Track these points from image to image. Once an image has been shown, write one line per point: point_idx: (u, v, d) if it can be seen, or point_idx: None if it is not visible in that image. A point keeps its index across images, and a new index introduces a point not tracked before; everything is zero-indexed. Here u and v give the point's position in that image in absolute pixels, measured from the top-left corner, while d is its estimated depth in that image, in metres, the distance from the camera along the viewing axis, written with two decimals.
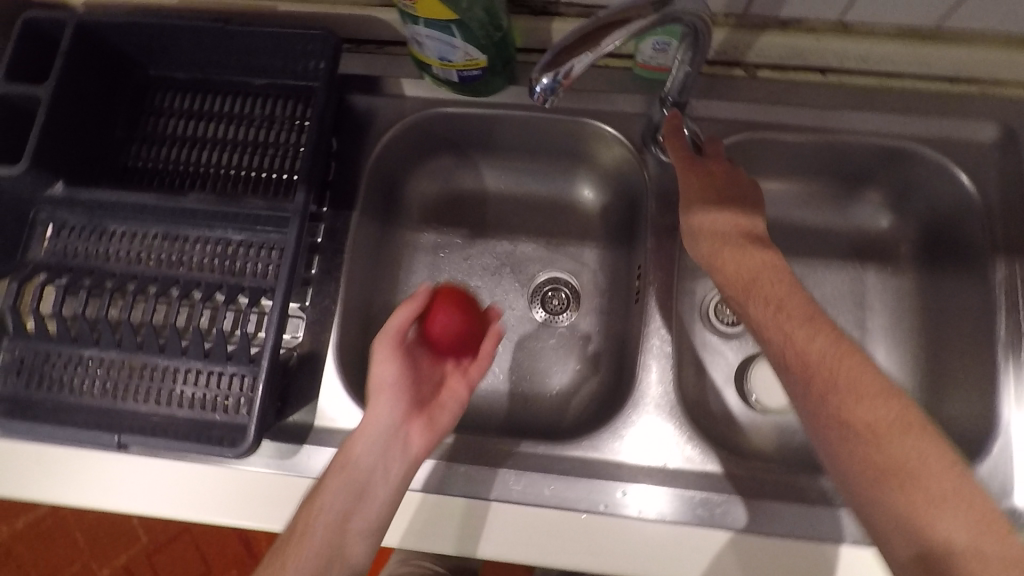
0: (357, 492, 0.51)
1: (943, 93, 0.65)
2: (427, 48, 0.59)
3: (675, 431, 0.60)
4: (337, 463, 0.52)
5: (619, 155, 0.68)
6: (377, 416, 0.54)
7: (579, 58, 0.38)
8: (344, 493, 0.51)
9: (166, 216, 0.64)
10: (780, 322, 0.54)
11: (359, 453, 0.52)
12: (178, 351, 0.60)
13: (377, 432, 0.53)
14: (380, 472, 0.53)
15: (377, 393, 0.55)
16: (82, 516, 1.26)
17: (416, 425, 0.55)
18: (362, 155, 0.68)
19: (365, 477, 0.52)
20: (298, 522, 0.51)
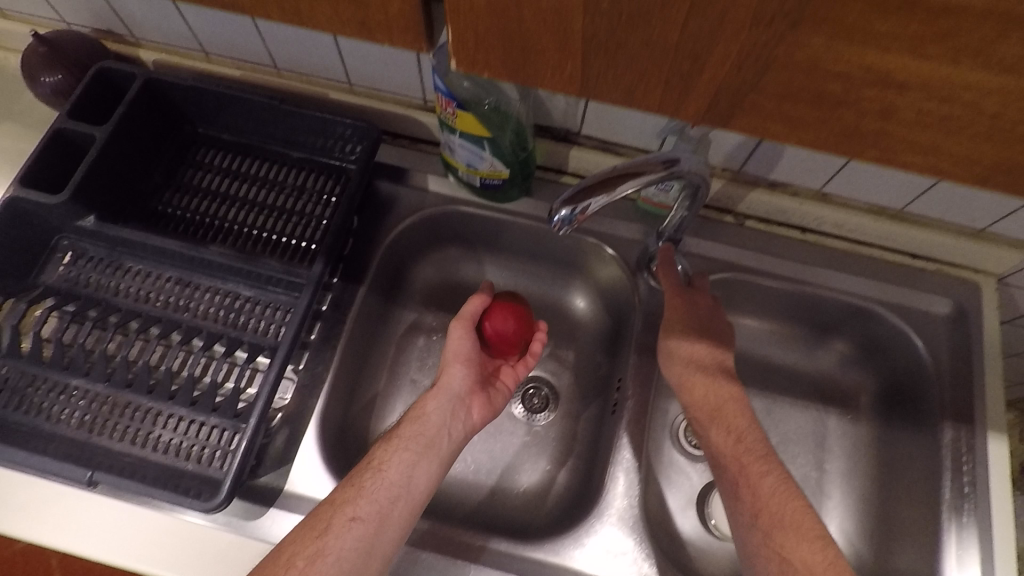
0: (428, 441, 0.60)
1: (906, 265, 0.72)
2: (457, 154, 0.66)
3: (634, 547, 0.61)
4: (412, 415, 0.62)
5: (613, 274, 0.74)
6: (450, 380, 0.65)
7: (595, 198, 0.45)
8: (418, 441, 0.60)
9: (183, 263, 0.67)
10: (737, 452, 0.59)
11: (433, 407, 0.62)
12: (167, 394, 0.61)
13: (451, 392, 0.64)
14: (447, 426, 0.63)
15: (452, 361, 0.66)
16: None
17: (477, 399, 0.66)
18: (379, 235, 0.73)
19: (436, 430, 0.61)
20: (378, 454, 0.59)
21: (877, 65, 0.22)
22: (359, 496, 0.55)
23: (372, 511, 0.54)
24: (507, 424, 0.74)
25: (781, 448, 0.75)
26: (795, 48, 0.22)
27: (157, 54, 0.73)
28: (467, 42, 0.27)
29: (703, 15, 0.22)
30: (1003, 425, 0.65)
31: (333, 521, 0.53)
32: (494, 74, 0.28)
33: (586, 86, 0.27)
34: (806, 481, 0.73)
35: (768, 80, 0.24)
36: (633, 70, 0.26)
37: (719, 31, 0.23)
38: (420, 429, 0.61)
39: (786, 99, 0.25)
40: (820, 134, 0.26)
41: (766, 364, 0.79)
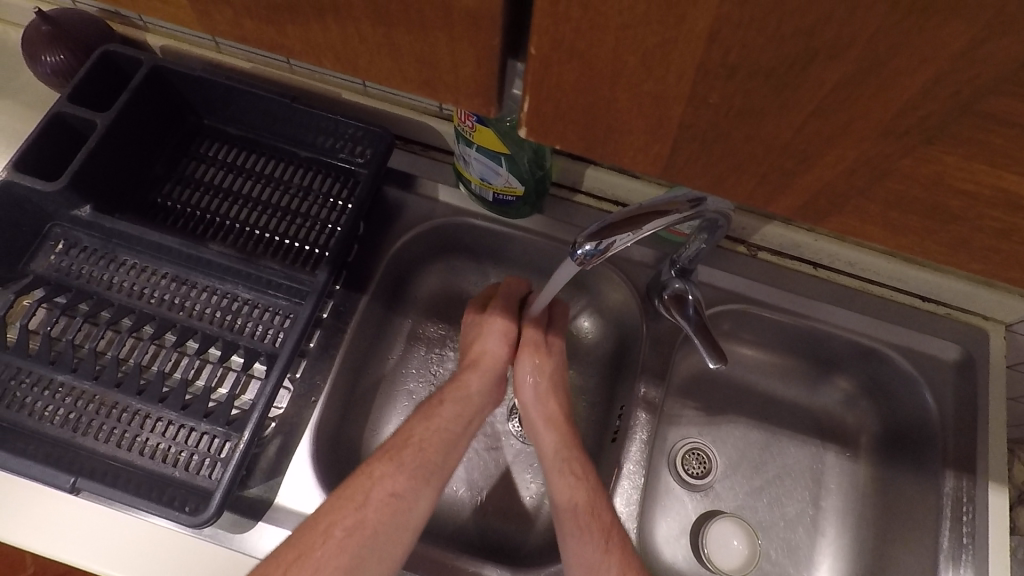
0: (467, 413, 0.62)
1: (916, 308, 0.71)
2: (471, 167, 0.64)
3: None
4: (454, 387, 0.63)
5: (620, 296, 0.72)
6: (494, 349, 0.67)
7: (621, 236, 0.44)
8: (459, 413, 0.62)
9: (181, 260, 0.64)
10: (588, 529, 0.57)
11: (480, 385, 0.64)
12: (157, 397, 0.59)
13: (491, 369, 0.66)
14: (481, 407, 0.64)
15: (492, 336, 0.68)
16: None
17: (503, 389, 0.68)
18: (384, 243, 0.71)
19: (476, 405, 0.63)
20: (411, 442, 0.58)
21: (1011, 188, 0.21)
22: (397, 471, 0.55)
23: (406, 486, 0.55)
24: (505, 441, 0.72)
25: (776, 482, 0.75)
26: (926, 161, 0.21)
27: (163, 39, 0.70)
28: (546, 112, 0.25)
29: (832, 117, 0.21)
30: (1004, 476, 0.64)
31: (371, 496, 0.53)
32: (569, 144, 0.27)
33: (670, 167, 0.26)
34: (800, 517, 0.74)
35: (879, 187, 0.23)
36: (733, 163, 0.24)
37: (840, 134, 0.22)
38: (462, 406, 0.62)
39: (896, 206, 0.24)
40: (922, 242, 0.25)
41: (766, 396, 0.78)
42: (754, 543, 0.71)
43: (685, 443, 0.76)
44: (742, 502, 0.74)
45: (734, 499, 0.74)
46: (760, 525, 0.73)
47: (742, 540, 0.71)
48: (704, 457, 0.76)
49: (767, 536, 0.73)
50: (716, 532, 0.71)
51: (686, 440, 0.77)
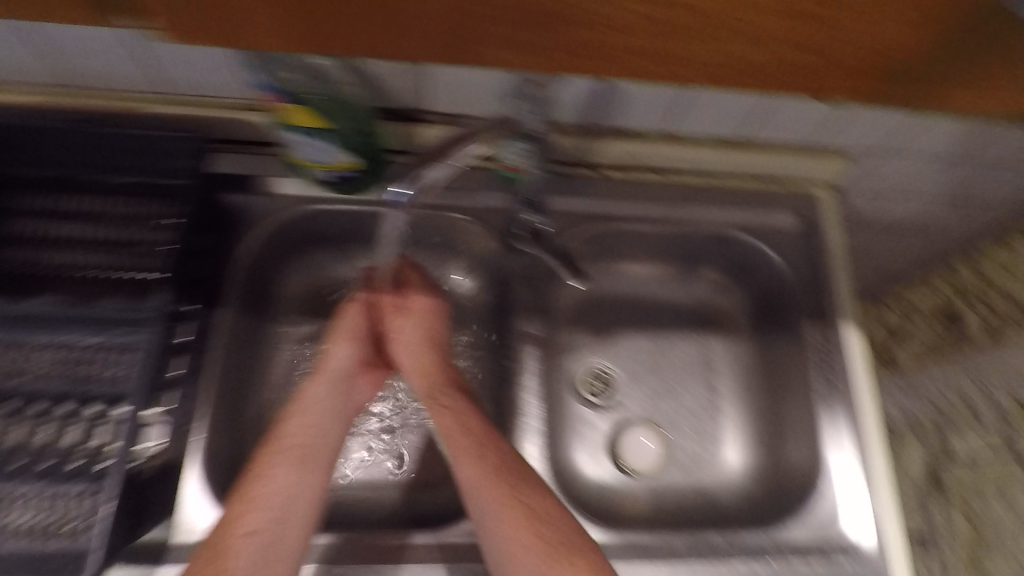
0: (317, 427, 0.60)
1: (753, 187, 0.76)
2: (299, 150, 0.62)
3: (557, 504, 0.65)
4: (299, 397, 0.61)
5: (485, 244, 0.73)
6: (335, 360, 0.64)
7: (434, 161, 0.49)
8: (304, 427, 0.59)
9: (7, 323, 0.59)
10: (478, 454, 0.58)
11: (320, 390, 0.62)
12: (11, 473, 0.54)
13: (338, 373, 0.64)
14: (342, 410, 0.62)
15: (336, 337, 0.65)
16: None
17: (365, 375, 0.66)
18: (234, 252, 0.68)
19: (324, 417, 0.60)
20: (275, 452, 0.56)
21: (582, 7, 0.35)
22: (255, 503, 0.54)
23: (271, 511, 0.53)
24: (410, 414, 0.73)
25: (674, 380, 0.80)
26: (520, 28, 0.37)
27: None
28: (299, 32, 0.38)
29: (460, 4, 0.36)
30: (854, 317, 0.72)
31: (229, 544, 0.51)
32: (321, 29, 0.37)
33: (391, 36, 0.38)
34: (702, 405, 0.79)
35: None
36: (428, 16, 0.37)
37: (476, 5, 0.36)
38: (308, 417, 0.59)
39: (575, 23, 0.36)
40: (617, 43, 0.38)
41: (649, 304, 0.83)
42: (663, 438, 0.77)
43: (585, 369, 0.79)
44: (648, 406, 0.78)
45: (641, 406, 0.79)
46: (669, 422, 0.78)
47: (652, 437, 0.77)
48: (606, 376, 0.79)
49: (677, 430, 0.78)
50: (627, 438, 0.76)
51: (585, 365, 0.80)
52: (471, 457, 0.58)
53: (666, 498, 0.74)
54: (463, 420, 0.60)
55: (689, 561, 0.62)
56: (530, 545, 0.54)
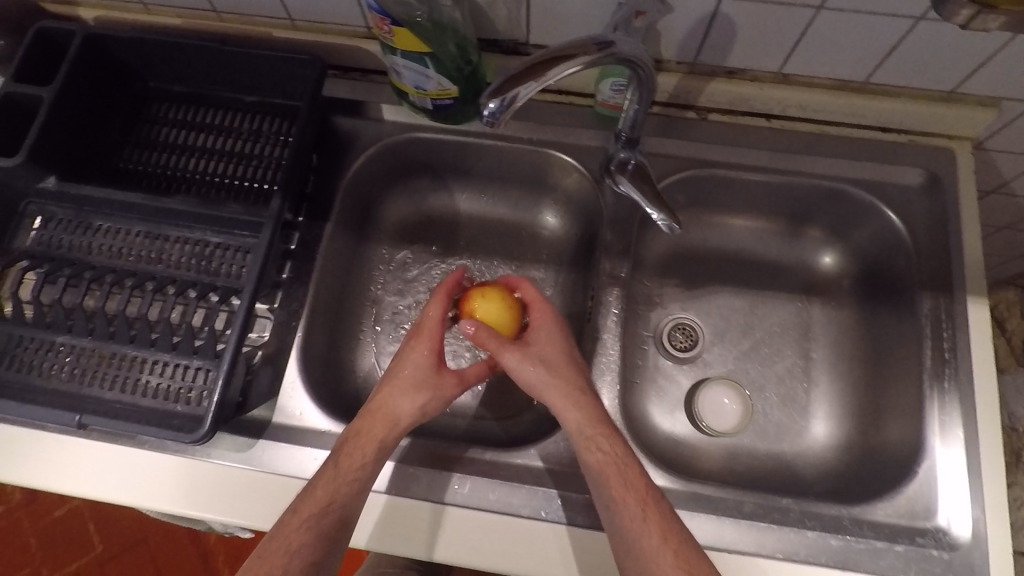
0: (379, 456, 0.57)
1: (876, 141, 0.70)
2: (404, 77, 0.66)
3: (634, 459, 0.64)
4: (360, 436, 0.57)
5: (578, 183, 0.73)
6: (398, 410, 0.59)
7: (524, 87, 0.48)
8: (364, 458, 0.56)
9: (151, 216, 0.67)
10: (635, 512, 0.54)
11: (385, 437, 0.58)
12: (148, 343, 0.63)
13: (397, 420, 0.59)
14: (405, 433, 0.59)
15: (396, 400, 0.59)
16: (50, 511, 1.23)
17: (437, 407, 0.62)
18: (341, 172, 0.73)
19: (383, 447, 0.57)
20: (320, 478, 0.55)
21: None
22: (308, 529, 0.53)
23: (325, 539, 0.53)
24: None
25: (764, 342, 0.76)
26: None
27: (94, 11, 0.72)
28: None
29: None
30: (983, 289, 0.64)
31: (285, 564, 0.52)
32: None
33: None
34: (792, 371, 0.75)
35: None
36: None
37: None
38: (364, 452, 0.56)
39: None
40: None
41: (745, 262, 0.79)
42: (745, 399, 0.72)
43: (669, 320, 0.77)
44: (733, 365, 0.75)
45: (724, 364, 0.76)
46: (752, 383, 0.75)
47: (734, 398, 0.72)
48: (690, 329, 0.77)
49: (761, 393, 0.74)
50: (706, 397, 0.73)
51: (670, 316, 0.78)
52: (622, 500, 0.54)
53: (741, 459, 0.71)
54: (618, 474, 0.56)
55: (755, 522, 0.60)
56: (659, 554, 0.52)
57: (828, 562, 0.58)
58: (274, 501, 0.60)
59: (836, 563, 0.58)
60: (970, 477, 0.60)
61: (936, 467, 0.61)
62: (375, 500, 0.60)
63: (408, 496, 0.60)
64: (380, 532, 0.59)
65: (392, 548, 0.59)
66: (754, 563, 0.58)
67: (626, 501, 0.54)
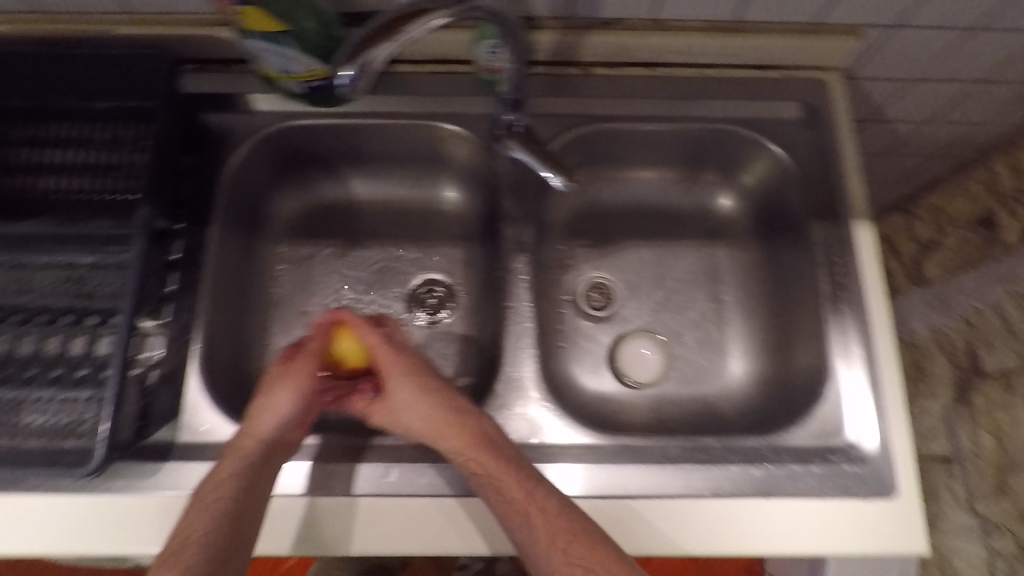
0: (261, 462, 0.53)
1: (754, 79, 0.71)
2: (268, 61, 0.62)
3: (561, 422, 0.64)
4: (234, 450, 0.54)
5: (472, 153, 0.72)
6: (268, 420, 0.56)
7: (379, 46, 0.46)
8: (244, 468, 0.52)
9: (8, 244, 0.61)
10: (520, 506, 0.53)
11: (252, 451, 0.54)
12: (24, 380, 0.58)
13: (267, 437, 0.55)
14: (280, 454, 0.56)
15: (270, 406, 0.57)
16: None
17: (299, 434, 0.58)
18: (219, 170, 0.68)
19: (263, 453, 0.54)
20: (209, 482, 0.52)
21: None
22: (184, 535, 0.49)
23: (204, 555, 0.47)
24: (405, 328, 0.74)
25: (676, 290, 0.77)
26: None
27: None
28: None
29: None
30: (867, 212, 0.67)
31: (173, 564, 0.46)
32: None
33: None
34: (705, 316, 0.76)
35: None
36: None
37: None
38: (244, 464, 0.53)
39: None
40: None
41: (649, 214, 0.79)
42: (664, 348, 0.75)
43: (583, 281, 0.78)
44: (650, 318, 0.76)
45: (641, 318, 0.77)
46: (669, 332, 0.76)
47: (652, 348, 0.75)
48: (604, 287, 0.78)
49: (679, 340, 0.76)
50: (628, 349, 0.75)
51: (583, 278, 0.78)
52: (499, 486, 0.54)
53: (665, 407, 0.72)
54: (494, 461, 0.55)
55: (679, 465, 0.61)
56: (537, 535, 0.52)
57: (752, 492, 0.60)
58: None
59: (759, 492, 0.60)
60: (872, 391, 0.63)
61: (841, 387, 0.64)
62: (283, 504, 0.57)
63: (335, 494, 0.58)
64: (313, 534, 0.57)
65: (330, 548, 0.56)
66: (685, 506, 0.59)
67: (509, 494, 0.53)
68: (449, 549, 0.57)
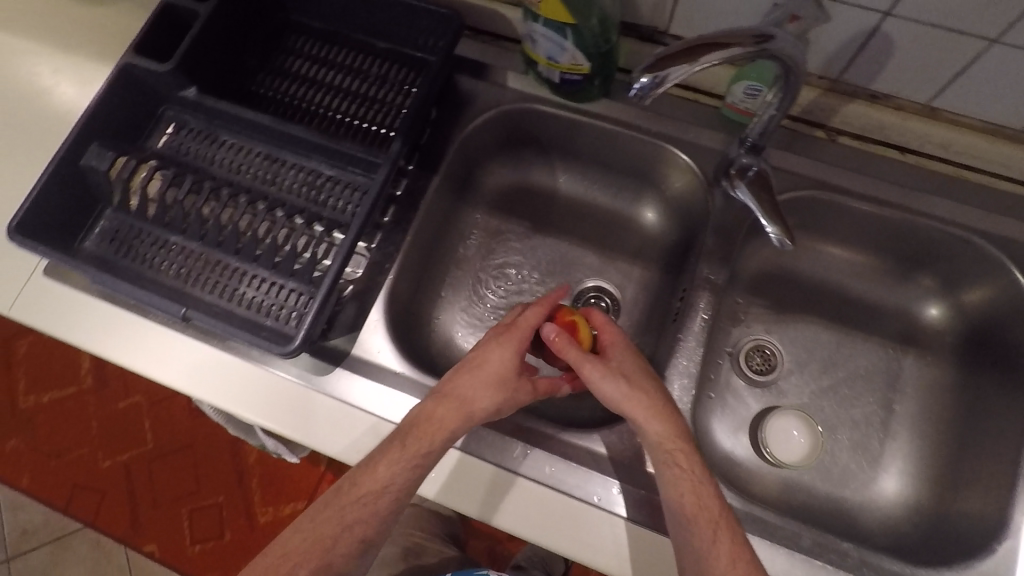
0: (465, 416, 0.56)
1: (1014, 194, 0.66)
2: (539, 46, 0.66)
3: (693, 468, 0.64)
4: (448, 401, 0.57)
5: (689, 183, 0.72)
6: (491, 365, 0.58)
7: (677, 66, 0.47)
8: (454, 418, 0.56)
9: (273, 139, 0.70)
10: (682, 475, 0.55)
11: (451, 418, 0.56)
12: (252, 257, 0.66)
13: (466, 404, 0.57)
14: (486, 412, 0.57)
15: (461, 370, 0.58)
16: (102, 405, 1.27)
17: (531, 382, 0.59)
18: (456, 129, 0.74)
19: (467, 411, 0.56)
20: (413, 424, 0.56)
21: None
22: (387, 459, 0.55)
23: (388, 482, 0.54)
24: None
25: (847, 382, 0.73)
26: None
27: None
28: None
29: None
30: None
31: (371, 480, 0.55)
32: None
33: None
34: (871, 419, 0.71)
35: None
36: None
37: None
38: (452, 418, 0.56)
39: None
40: None
41: (842, 297, 0.75)
42: (815, 434, 0.70)
43: (750, 340, 0.75)
44: (809, 400, 0.73)
45: (799, 397, 0.73)
46: (825, 422, 0.72)
47: (803, 431, 0.70)
48: (771, 354, 0.75)
49: (834, 433, 0.71)
50: (775, 424, 0.70)
51: (751, 337, 0.75)
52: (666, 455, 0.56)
53: (799, 496, 0.68)
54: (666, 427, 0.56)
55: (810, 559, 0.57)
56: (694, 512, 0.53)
57: None
58: (342, 426, 0.62)
59: None
60: None
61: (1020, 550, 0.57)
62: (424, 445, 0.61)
63: (468, 453, 0.61)
64: (443, 483, 0.60)
65: (454, 502, 0.60)
66: None
67: (700, 520, 0.53)
68: (558, 547, 0.59)
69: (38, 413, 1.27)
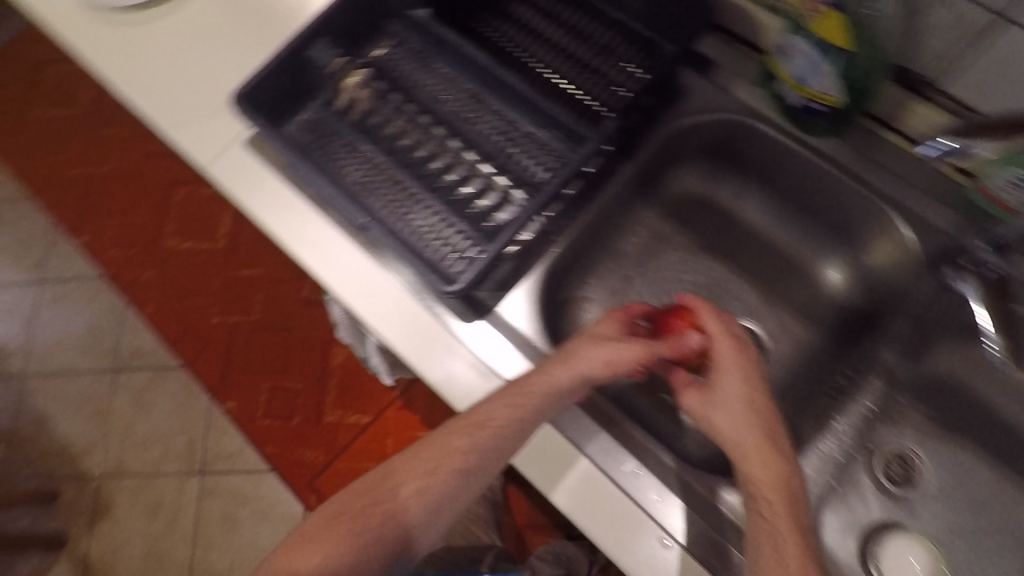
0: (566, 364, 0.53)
1: None
2: (791, 63, 0.60)
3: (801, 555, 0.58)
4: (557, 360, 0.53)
5: (897, 258, 0.65)
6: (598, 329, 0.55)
7: None
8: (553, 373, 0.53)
9: (486, 80, 0.70)
10: None
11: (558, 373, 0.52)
12: (432, 187, 0.65)
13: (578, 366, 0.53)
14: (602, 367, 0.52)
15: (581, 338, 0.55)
16: (229, 269, 1.37)
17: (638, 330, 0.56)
18: (667, 123, 0.70)
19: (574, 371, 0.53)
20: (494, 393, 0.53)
21: None
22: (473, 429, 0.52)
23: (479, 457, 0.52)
24: None
25: None
26: None
27: None
28: None
29: None
30: None
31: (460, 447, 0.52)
32: None
33: None
34: None
35: None
36: None
37: None
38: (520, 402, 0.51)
39: None
40: None
41: None
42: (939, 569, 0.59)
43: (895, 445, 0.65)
44: None
45: None
46: None
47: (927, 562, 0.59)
48: (912, 466, 0.64)
49: None
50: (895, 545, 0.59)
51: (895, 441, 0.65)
52: None
53: None
54: None
55: None
56: None
57: None
58: (467, 378, 0.60)
59: None
60: None
61: None
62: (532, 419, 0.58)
63: (574, 445, 0.57)
64: (547, 474, 0.56)
65: (549, 494, 0.56)
66: None
67: None
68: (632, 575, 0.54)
69: (176, 257, 1.39)
